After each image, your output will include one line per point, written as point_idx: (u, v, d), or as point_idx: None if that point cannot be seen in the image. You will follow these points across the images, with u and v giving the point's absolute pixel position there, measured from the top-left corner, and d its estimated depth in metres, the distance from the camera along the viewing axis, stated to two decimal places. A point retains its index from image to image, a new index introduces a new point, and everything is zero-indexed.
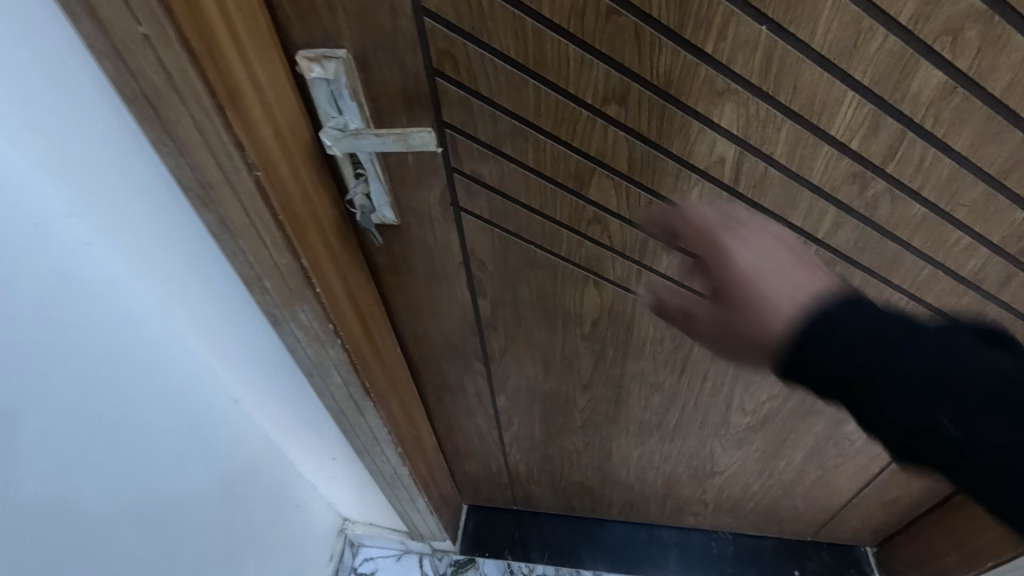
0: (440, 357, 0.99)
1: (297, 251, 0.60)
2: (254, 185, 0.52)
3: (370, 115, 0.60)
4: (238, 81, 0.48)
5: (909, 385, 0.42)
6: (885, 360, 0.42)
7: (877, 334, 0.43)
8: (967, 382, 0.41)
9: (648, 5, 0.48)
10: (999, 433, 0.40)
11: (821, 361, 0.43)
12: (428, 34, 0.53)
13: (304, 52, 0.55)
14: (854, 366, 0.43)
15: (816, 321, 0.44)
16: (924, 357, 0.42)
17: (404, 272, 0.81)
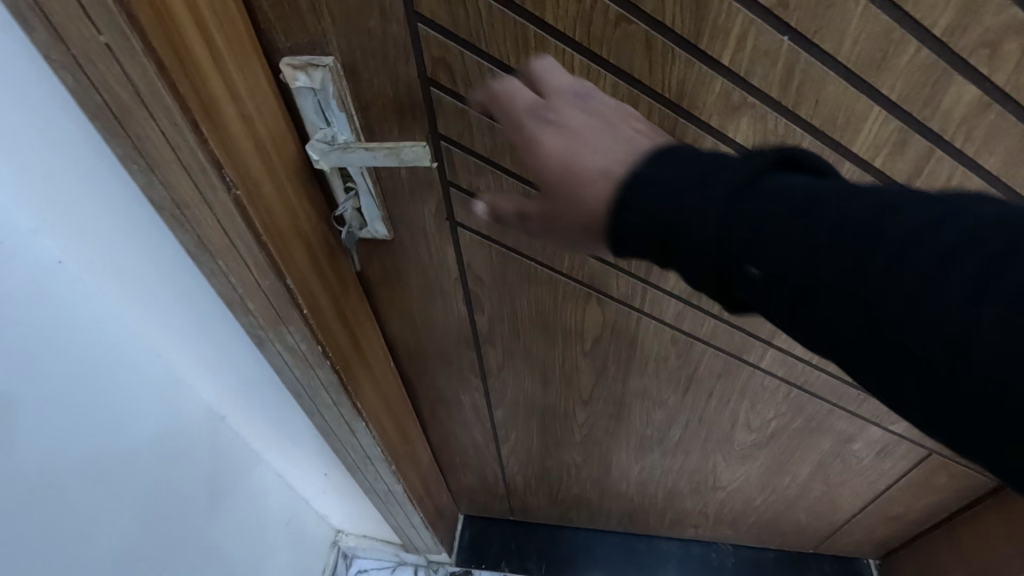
0: (435, 372, 0.95)
1: (282, 272, 0.55)
2: (233, 204, 0.48)
3: (361, 125, 0.56)
4: (213, 93, 0.44)
5: (754, 232, 0.34)
6: (720, 203, 0.35)
7: (710, 178, 0.36)
8: (832, 223, 0.32)
9: (662, 14, 0.44)
10: (883, 282, 0.30)
11: (646, 213, 0.37)
12: (422, 41, 0.49)
13: (288, 59, 0.50)
14: (680, 214, 0.36)
15: (643, 170, 0.38)
16: (772, 196, 0.34)
17: (397, 287, 0.77)
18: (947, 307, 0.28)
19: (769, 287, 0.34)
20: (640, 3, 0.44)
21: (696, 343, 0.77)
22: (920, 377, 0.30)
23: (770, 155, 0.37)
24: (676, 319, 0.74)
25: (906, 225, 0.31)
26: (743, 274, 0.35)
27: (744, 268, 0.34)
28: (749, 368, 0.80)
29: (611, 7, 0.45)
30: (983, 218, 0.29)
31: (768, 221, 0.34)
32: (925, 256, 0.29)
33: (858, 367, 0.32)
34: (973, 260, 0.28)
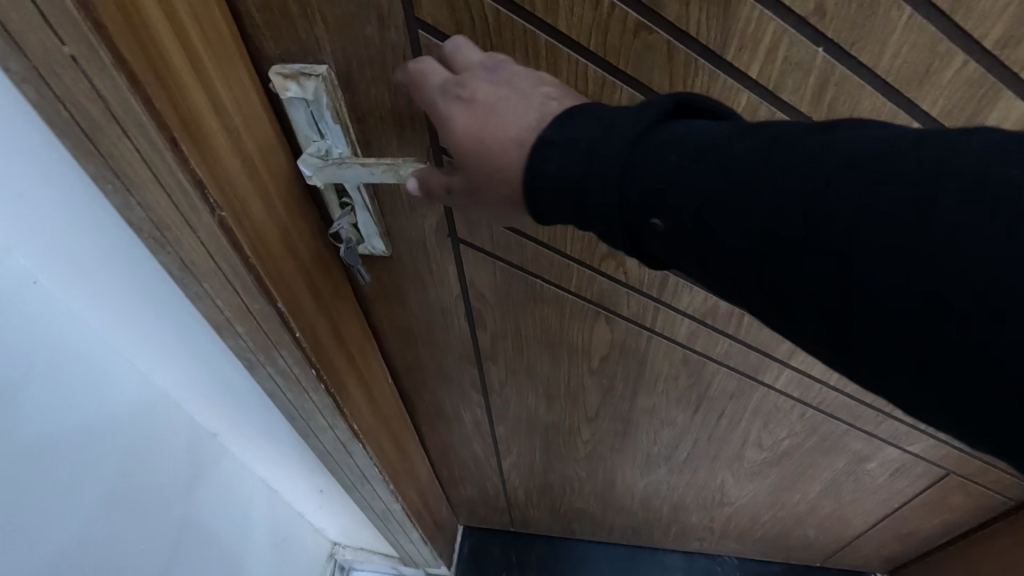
0: (436, 388, 0.91)
1: (272, 295, 0.51)
2: (218, 225, 0.44)
3: (357, 137, 0.52)
4: (195, 106, 0.40)
5: (655, 179, 0.33)
6: (620, 153, 0.34)
7: (609, 130, 0.35)
8: (730, 164, 0.31)
9: (686, 23, 0.40)
10: (785, 221, 0.29)
11: (554, 173, 0.36)
12: (423, 49, 0.45)
13: (277, 67, 0.46)
14: (584, 169, 0.35)
15: (550, 133, 0.37)
16: (665, 144, 0.33)
17: (396, 303, 0.73)
18: (848, 241, 0.27)
19: (677, 237, 0.32)
20: (662, 11, 0.40)
21: (709, 363, 0.74)
22: (834, 320, 0.28)
23: (669, 105, 0.36)
24: (689, 339, 0.70)
25: (801, 160, 0.29)
26: (650, 228, 0.33)
27: (649, 220, 0.33)
28: (763, 389, 0.77)
29: (630, 14, 0.41)
30: (872, 144, 0.28)
31: (661, 171, 0.33)
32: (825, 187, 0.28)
33: (775, 315, 0.31)
34: (868, 187, 0.27)
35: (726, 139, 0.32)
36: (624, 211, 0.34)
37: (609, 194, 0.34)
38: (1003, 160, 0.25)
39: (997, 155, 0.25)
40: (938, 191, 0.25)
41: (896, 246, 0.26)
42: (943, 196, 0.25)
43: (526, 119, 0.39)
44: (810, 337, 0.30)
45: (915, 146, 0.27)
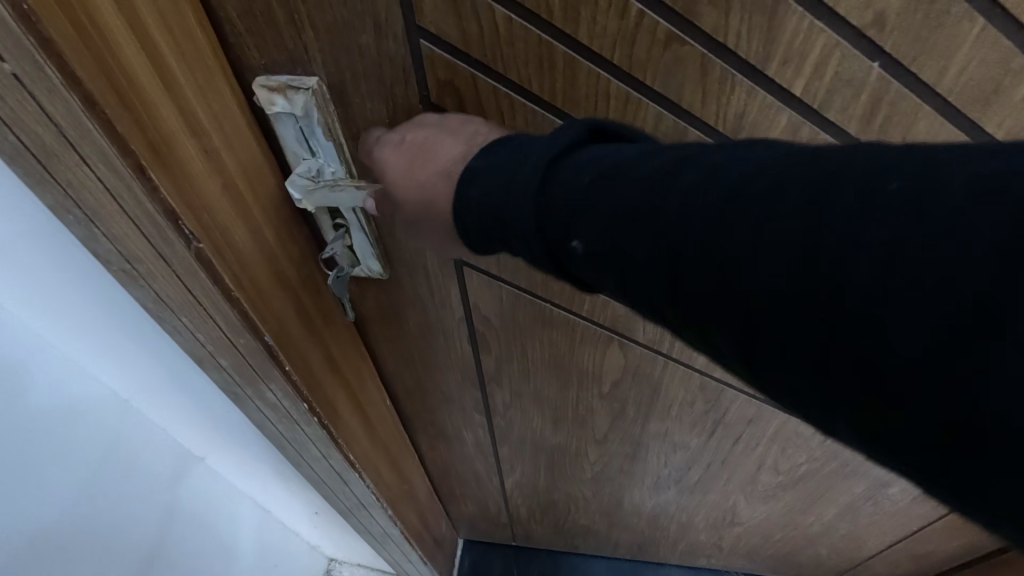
0: (436, 409, 0.87)
1: (259, 330, 0.46)
2: (195, 258, 0.39)
3: (351, 155, 0.47)
4: (165, 127, 0.35)
5: (570, 201, 0.32)
6: (533, 177, 0.33)
7: (525, 154, 0.34)
8: (642, 185, 0.30)
9: (724, 34, 0.36)
10: (691, 243, 0.28)
11: (474, 201, 0.35)
12: (426, 61, 0.40)
13: (261, 78, 0.41)
14: (502, 196, 0.34)
15: (473, 164, 0.36)
16: (580, 167, 0.33)
17: (395, 325, 0.69)
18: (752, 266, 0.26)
19: (595, 260, 0.32)
20: (697, 20, 0.35)
21: (727, 390, 0.69)
22: (747, 347, 0.27)
23: (584, 127, 0.35)
24: (708, 366, 0.66)
25: (708, 183, 0.28)
26: (571, 253, 0.33)
27: (569, 243, 0.32)
28: (784, 416, 0.72)
29: (660, 23, 0.36)
30: (780, 163, 0.27)
31: (574, 194, 0.32)
32: (736, 210, 0.27)
33: (699, 340, 0.30)
34: (772, 208, 0.26)
35: (637, 160, 0.31)
36: (544, 235, 0.33)
37: (526, 218, 0.33)
38: (910, 172, 0.24)
39: (898, 171, 0.24)
40: (846, 209, 0.24)
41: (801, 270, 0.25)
42: (850, 213, 0.24)
43: (458, 157, 0.39)
44: (731, 361, 0.29)
45: (821, 161, 0.26)
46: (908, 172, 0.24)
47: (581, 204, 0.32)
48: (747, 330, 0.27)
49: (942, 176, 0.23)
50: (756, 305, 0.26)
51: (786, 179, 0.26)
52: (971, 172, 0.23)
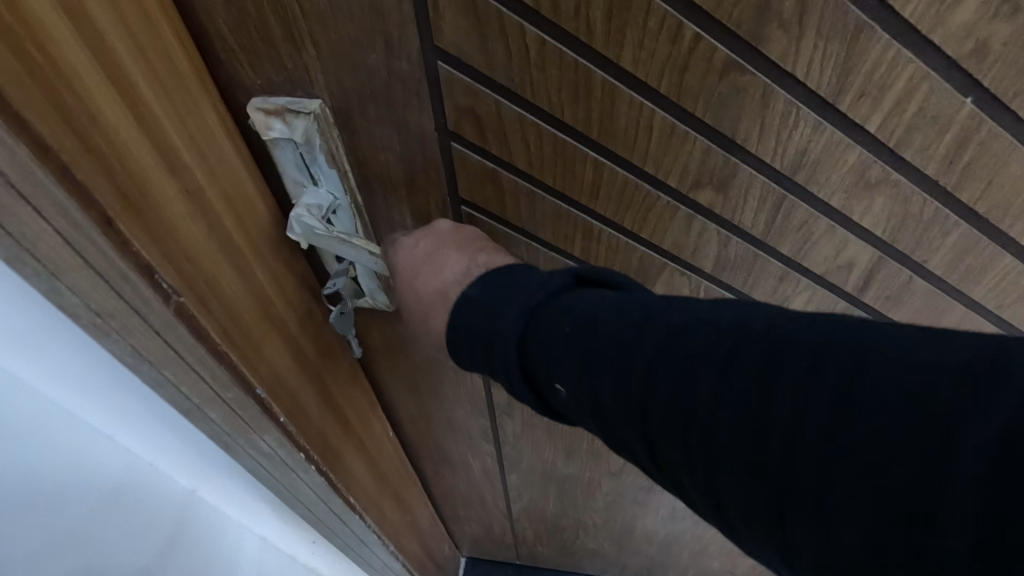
0: (441, 437, 0.82)
1: (249, 383, 0.41)
2: (174, 315, 0.33)
3: (357, 184, 0.42)
4: (137, 161, 0.30)
5: (545, 351, 0.31)
6: (516, 325, 0.32)
7: (511, 296, 0.33)
8: (612, 343, 0.29)
9: (793, 63, 0.31)
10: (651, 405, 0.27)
11: (467, 329, 0.34)
12: (443, 85, 0.35)
13: (256, 100, 0.36)
14: (490, 333, 0.33)
15: (472, 290, 0.35)
16: (551, 310, 0.32)
17: (401, 356, 0.64)
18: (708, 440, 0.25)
19: (579, 411, 0.30)
20: (763, 47, 0.30)
21: None
22: (721, 515, 0.26)
23: (566, 276, 0.34)
24: None
25: (663, 341, 0.27)
26: (554, 395, 0.32)
27: (551, 388, 0.31)
28: None
29: (718, 49, 0.31)
30: (737, 325, 0.26)
31: (550, 340, 0.31)
32: (691, 376, 0.26)
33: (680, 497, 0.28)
34: (723, 381, 0.25)
35: (608, 307, 0.30)
36: (527, 376, 0.33)
37: (511, 364, 0.32)
38: (856, 357, 0.22)
39: (852, 348, 0.23)
40: (793, 393, 0.23)
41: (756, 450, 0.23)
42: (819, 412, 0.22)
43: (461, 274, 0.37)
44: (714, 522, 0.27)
45: (791, 338, 0.24)
46: (882, 367, 0.22)
47: (558, 351, 0.30)
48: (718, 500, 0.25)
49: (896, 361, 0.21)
50: (709, 475, 0.25)
51: (752, 357, 0.24)
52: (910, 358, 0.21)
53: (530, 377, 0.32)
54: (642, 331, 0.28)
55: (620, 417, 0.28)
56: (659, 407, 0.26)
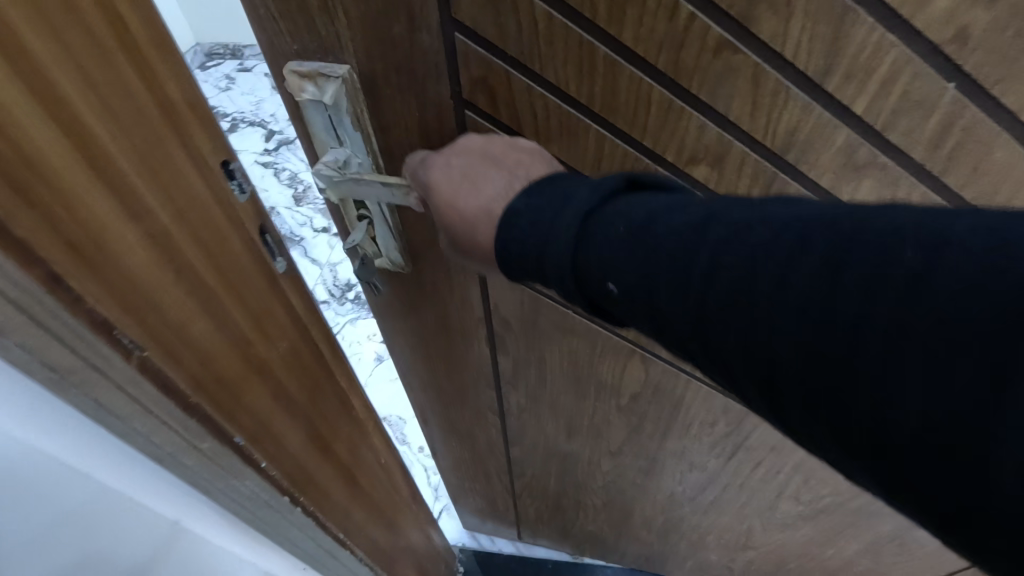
0: (449, 406, 0.86)
1: (227, 433, 0.40)
2: (138, 371, 0.33)
3: (379, 147, 0.46)
4: (94, 208, 0.28)
5: (602, 253, 0.32)
6: (572, 227, 0.33)
7: (562, 203, 0.34)
8: (672, 239, 0.31)
9: (783, 44, 0.33)
10: (712, 287, 0.29)
11: (518, 241, 0.36)
12: (459, 56, 0.39)
13: (292, 64, 0.41)
14: (545, 240, 0.34)
15: (518, 202, 0.36)
16: (618, 212, 0.33)
17: (413, 320, 0.68)
18: (766, 317, 0.27)
19: (631, 307, 0.32)
20: (754, 27, 0.33)
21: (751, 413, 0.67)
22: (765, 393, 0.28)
23: (618, 178, 0.35)
24: None
25: (729, 234, 0.29)
26: (606, 294, 0.33)
27: (604, 285, 0.33)
28: None
29: (712, 28, 0.33)
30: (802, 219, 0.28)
31: (613, 238, 0.32)
32: (756, 261, 0.28)
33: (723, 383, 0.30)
34: (786, 262, 0.27)
35: (676, 209, 0.32)
36: (580, 276, 0.34)
37: (565, 270, 0.34)
38: (920, 241, 0.24)
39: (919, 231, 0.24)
40: (853, 269, 0.25)
41: (811, 320, 0.25)
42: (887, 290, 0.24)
43: (502, 193, 0.38)
44: (755, 403, 0.29)
45: (855, 226, 0.26)
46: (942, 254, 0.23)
47: (619, 246, 0.32)
48: (763, 375, 0.27)
49: (957, 244, 0.23)
50: (760, 350, 0.27)
51: (815, 243, 0.26)
52: (973, 243, 0.23)
53: (583, 276, 0.34)
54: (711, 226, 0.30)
55: (676, 304, 0.30)
56: (721, 289, 0.28)
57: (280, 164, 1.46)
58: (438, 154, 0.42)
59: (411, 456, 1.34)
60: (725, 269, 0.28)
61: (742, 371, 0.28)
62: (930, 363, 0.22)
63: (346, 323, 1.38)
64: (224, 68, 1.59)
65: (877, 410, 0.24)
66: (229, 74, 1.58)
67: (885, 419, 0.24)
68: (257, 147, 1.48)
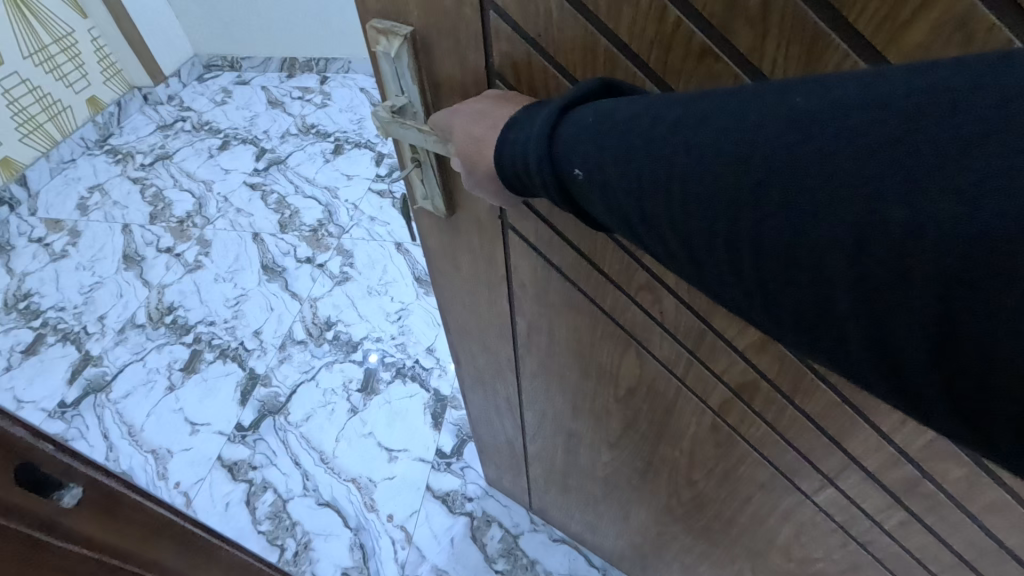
0: (477, 355, 0.93)
1: None
2: None
3: (430, 101, 0.54)
4: None
5: (569, 142, 0.36)
6: (548, 121, 0.37)
7: (546, 105, 0.38)
8: (629, 116, 0.34)
9: (760, 57, 0.34)
10: (658, 156, 0.32)
11: (509, 142, 0.40)
12: (492, 30, 0.45)
13: (375, 20, 0.49)
14: (529, 138, 0.38)
15: (516, 112, 0.41)
16: (583, 106, 0.36)
17: (451, 265, 0.76)
18: (699, 180, 0.31)
19: (593, 192, 0.35)
20: (733, 39, 0.35)
21: (740, 441, 0.66)
22: (697, 252, 0.32)
23: (594, 82, 0.38)
24: (721, 409, 0.63)
25: (669, 105, 0.33)
26: (574, 180, 0.36)
27: (572, 170, 0.36)
28: (798, 496, 0.66)
29: (696, 35, 0.36)
30: (730, 90, 0.32)
31: (586, 123, 0.35)
32: (689, 129, 0.31)
33: (664, 252, 0.35)
34: (714, 129, 0.31)
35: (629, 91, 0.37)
36: (556, 167, 0.37)
37: (543, 163, 0.37)
38: (817, 99, 0.28)
39: (817, 88, 0.29)
40: (764, 133, 0.29)
41: (736, 181, 0.30)
42: (789, 151, 0.28)
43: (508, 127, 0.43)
44: (687, 266, 0.34)
45: (768, 93, 0.30)
46: (831, 108, 0.27)
47: (588, 130, 0.35)
48: (697, 235, 0.32)
49: (845, 96, 0.27)
50: (696, 210, 0.31)
51: (738, 110, 0.30)
52: (858, 93, 0.27)
53: (560, 168, 0.36)
54: (658, 97, 0.34)
55: (628, 175, 0.33)
56: (663, 159, 0.32)
57: (266, 186, 2.05)
58: (463, 102, 0.46)
59: (378, 526, 1.34)
60: (668, 133, 0.32)
61: (679, 233, 0.32)
62: (824, 205, 0.27)
63: (322, 367, 1.61)
64: (223, 79, 2.49)
65: (783, 251, 0.29)
66: (226, 85, 2.47)
67: (786, 257, 0.29)
68: (245, 168, 2.12)
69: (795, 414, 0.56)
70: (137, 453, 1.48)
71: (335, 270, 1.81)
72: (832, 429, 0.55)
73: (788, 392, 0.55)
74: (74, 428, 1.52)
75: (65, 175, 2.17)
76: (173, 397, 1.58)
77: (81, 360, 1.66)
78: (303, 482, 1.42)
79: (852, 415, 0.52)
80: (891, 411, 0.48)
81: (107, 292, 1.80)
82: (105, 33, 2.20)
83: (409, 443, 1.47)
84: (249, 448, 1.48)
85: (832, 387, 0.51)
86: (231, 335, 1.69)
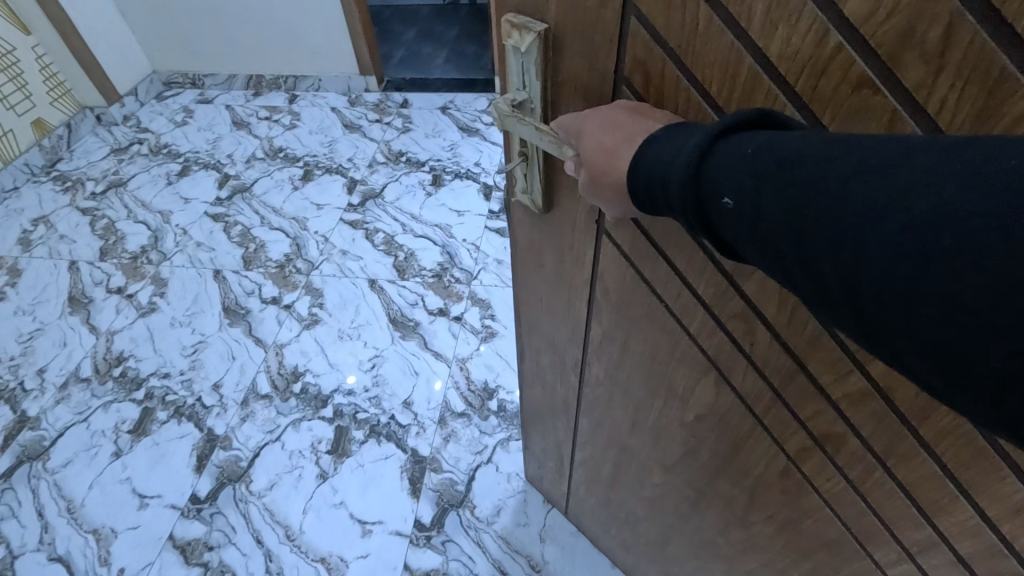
0: (545, 351, 0.93)
1: None
2: None
3: (550, 98, 0.53)
4: None
5: (719, 168, 0.35)
6: (696, 149, 0.36)
7: (694, 133, 0.38)
8: (792, 154, 0.33)
9: (927, 94, 0.32)
10: (822, 200, 0.31)
11: (649, 163, 0.40)
12: (630, 35, 0.44)
13: (511, 15, 0.50)
14: (674, 162, 0.38)
15: (659, 133, 0.40)
16: (741, 138, 0.35)
17: (536, 260, 0.76)
18: (867, 230, 0.29)
19: (739, 225, 0.34)
20: (899, 72, 0.33)
21: (810, 493, 0.62)
22: (854, 303, 0.30)
23: (752, 111, 0.36)
24: (796, 455, 0.60)
25: (844, 148, 0.31)
26: (721, 211, 0.35)
27: (720, 201, 0.35)
28: (867, 563, 0.62)
29: (856, 63, 0.34)
30: (920, 140, 0.29)
31: (741, 156, 0.34)
32: (863, 176, 0.29)
33: (815, 298, 0.32)
34: (891, 179, 0.28)
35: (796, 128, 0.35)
36: (700, 197, 0.36)
37: (685, 190, 0.36)
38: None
39: None
40: (951, 190, 0.26)
41: (911, 237, 0.27)
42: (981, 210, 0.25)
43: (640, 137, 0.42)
44: (843, 318, 0.31)
45: (968, 145, 0.27)
46: None
47: (742, 164, 0.34)
48: (857, 287, 0.30)
49: None
50: (858, 260, 0.29)
51: (924, 162, 0.28)
52: None
53: (706, 198, 0.36)
54: (831, 138, 0.32)
55: (784, 213, 0.32)
56: (826, 204, 0.30)
57: (230, 219, 2.06)
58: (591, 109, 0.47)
59: None
60: (837, 178, 0.30)
61: (838, 281, 0.30)
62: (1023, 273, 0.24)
63: (288, 425, 1.55)
64: (184, 95, 2.61)
65: (961, 316, 0.26)
66: (187, 100, 2.59)
67: (963, 324, 0.26)
68: (207, 199, 2.14)
69: (883, 478, 0.52)
70: (76, 534, 1.38)
71: (303, 313, 1.78)
72: (924, 503, 0.50)
73: (881, 453, 0.51)
74: (5, 504, 1.44)
75: (6, 205, 2.15)
76: (120, 465, 1.50)
77: (18, 422, 1.58)
78: (266, 564, 1.33)
79: (955, 494, 0.47)
80: (1005, 499, 0.44)
81: (48, 340, 1.74)
82: (50, 50, 2.23)
83: (383, 514, 1.39)
84: (205, 524, 1.39)
85: (935, 458, 0.47)
86: (187, 390, 1.63)
